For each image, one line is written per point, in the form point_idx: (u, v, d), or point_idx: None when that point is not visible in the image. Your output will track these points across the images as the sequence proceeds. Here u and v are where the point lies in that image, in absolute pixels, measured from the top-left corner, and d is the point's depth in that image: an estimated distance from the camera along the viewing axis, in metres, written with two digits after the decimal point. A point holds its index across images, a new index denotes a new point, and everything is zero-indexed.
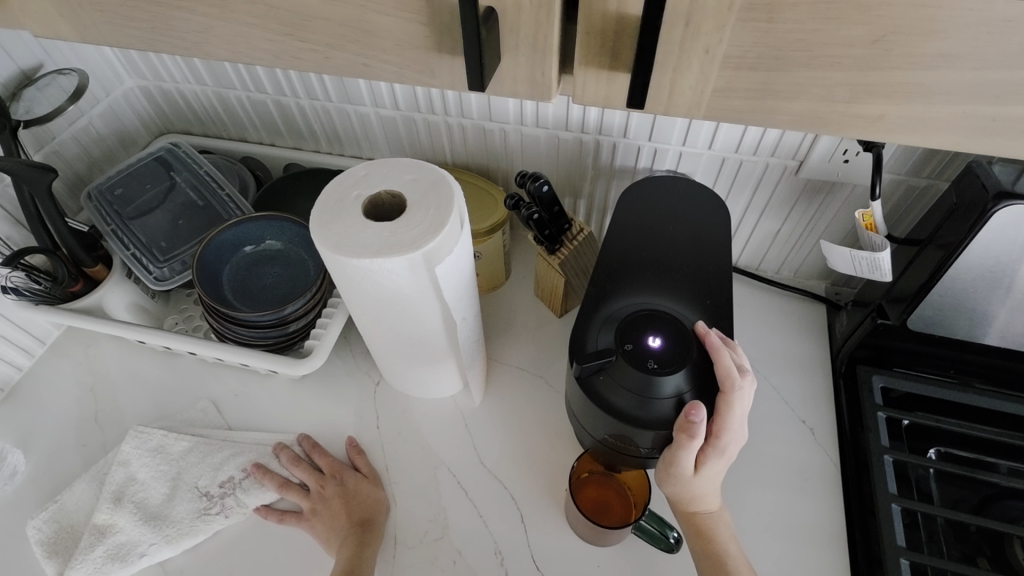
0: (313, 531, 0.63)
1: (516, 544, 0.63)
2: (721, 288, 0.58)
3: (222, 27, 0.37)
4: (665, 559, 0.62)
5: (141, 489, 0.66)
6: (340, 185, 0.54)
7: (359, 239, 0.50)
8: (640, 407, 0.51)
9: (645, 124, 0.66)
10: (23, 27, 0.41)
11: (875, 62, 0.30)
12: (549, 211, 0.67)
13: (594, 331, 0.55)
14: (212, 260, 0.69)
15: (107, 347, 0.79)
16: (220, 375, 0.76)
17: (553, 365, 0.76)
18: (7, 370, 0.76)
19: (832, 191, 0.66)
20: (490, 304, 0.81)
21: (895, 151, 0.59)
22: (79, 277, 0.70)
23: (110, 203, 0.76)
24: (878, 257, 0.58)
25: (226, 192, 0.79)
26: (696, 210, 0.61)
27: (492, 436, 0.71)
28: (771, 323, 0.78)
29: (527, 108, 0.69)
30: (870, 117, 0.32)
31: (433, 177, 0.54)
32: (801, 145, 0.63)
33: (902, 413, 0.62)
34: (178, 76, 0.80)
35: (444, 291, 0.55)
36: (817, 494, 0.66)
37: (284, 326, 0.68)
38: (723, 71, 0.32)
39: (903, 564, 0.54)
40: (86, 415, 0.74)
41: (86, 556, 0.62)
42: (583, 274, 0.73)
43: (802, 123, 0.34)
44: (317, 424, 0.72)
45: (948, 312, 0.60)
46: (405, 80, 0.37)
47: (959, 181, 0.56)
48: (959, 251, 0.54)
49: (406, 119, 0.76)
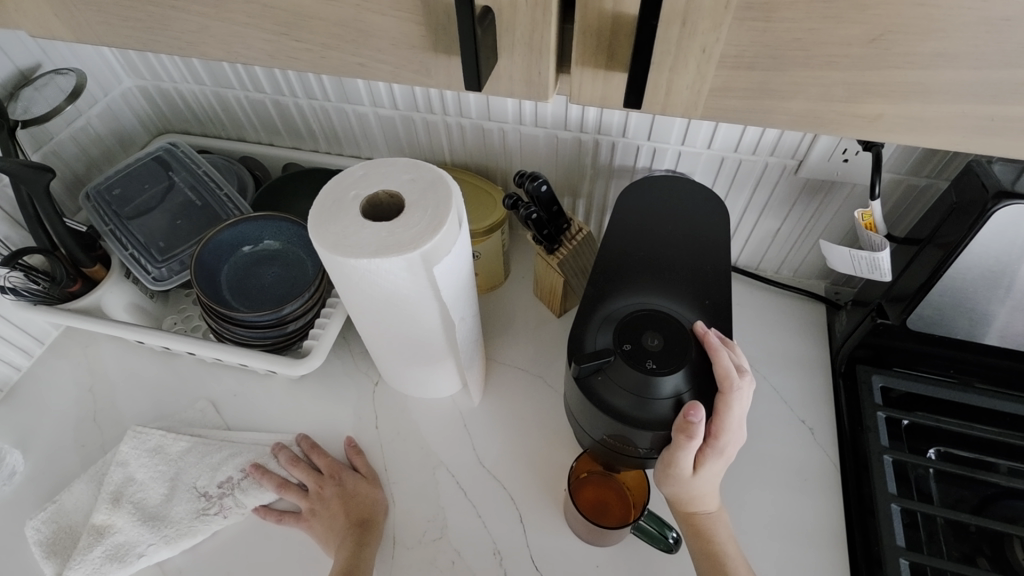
0: (312, 531, 0.63)
1: (515, 544, 0.63)
2: (721, 288, 0.57)
3: (218, 27, 0.37)
4: (664, 559, 0.62)
5: (139, 489, 0.66)
6: (339, 185, 0.54)
7: (357, 239, 0.50)
8: (638, 407, 0.51)
9: (644, 123, 0.66)
10: (18, 27, 0.41)
11: (873, 61, 0.30)
12: (548, 211, 0.67)
13: (592, 331, 0.55)
14: (210, 260, 0.69)
15: (106, 347, 0.79)
16: (218, 375, 0.76)
17: (552, 365, 0.76)
18: (5, 371, 0.76)
19: (831, 190, 0.66)
20: (489, 304, 0.81)
21: (895, 150, 0.59)
22: (78, 277, 0.70)
23: (108, 203, 0.76)
24: (877, 257, 0.58)
25: (224, 192, 0.79)
26: (696, 209, 0.61)
27: (491, 437, 0.71)
28: (770, 323, 0.78)
29: (526, 107, 0.69)
30: (868, 117, 0.32)
31: (431, 177, 0.54)
32: (800, 144, 0.63)
33: (902, 413, 0.62)
34: (176, 76, 0.79)
35: (442, 291, 0.54)
36: (817, 494, 0.65)
37: (282, 326, 0.68)
38: (720, 71, 0.32)
39: (903, 564, 0.54)
40: (84, 416, 0.74)
41: (84, 557, 0.62)
42: (582, 273, 0.73)
43: (800, 122, 0.34)
44: (316, 424, 0.72)
45: (948, 312, 0.60)
46: (401, 80, 0.37)
47: (959, 180, 0.56)
48: (959, 251, 0.54)
49: (404, 119, 0.75)
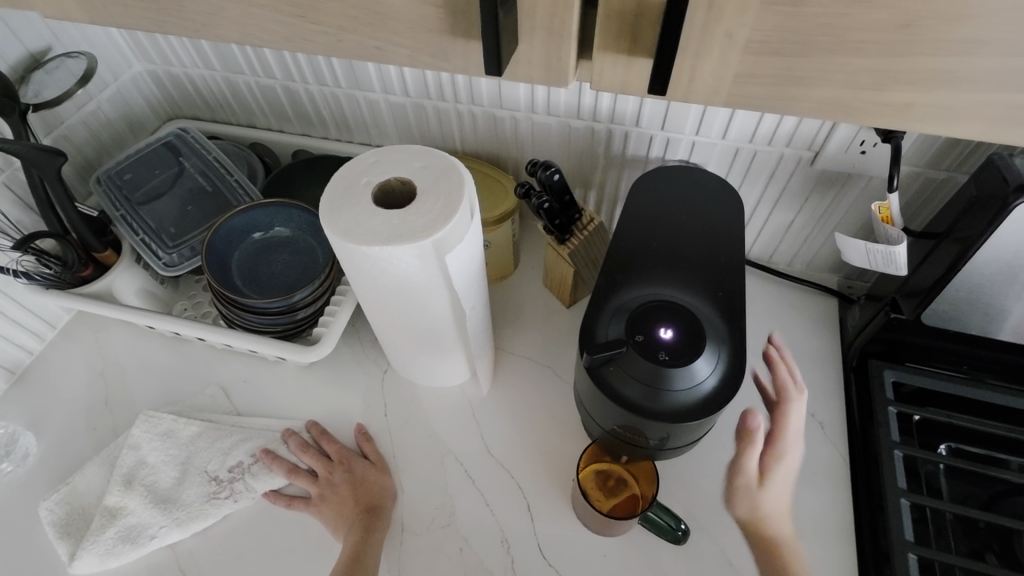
0: (321, 516, 0.64)
1: (522, 532, 0.64)
2: (736, 281, 0.57)
3: (232, 9, 0.36)
4: (671, 551, 0.62)
5: (151, 472, 0.67)
6: (350, 171, 0.54)
7: (367, 226, 0.50)
8: (649, 398, 0.51)
9: (659, 111, 0.65)
10: (31, 8, 0.41)
11: (904, 47, 0.29)
12: (560, 200, 0.66)
13: (604, 320, 0.55)
14: (220, 247, 0.69)
15: (118, 331, 0.80)
16: (229, 361, 0.77)
17: (561, 354, 0.76)
18: (18, 353, 0.76)
19: (847, 182, 0.65)
20: (498, 296, 0.81)
21: (915, 140, 0.58)
22: (89, 262, 0.70)
23: (119, 188, 0.76)
24: (894, 249, 0.57)
25: (235, 177, 0.78)
26: (710, 200, 0.61)
27: (499, 426, 0.71)
28: (781, 317, 0.77)
29: (539, 94, 0.68)
30: (895, 104, 0.32)
31: (443, 164, 0.54)
32: (817, 134, 0.62)
33: (913, 408, 0.62)
34: (186, 61, 0.79)
35: (453, 280, 0.54)
36: (824, 488, 0.65)
37: (292, 313, 0.69)
38: (744, 57, 0.31)
39: (911, 559, 0.54)
40: (96, 399, 0.75)
41: (98, 538, 0.63)
42: (593, 264, 0.73)
43: (823, 111, 0.33)
44: (325, 411, 0.73)
45: (962, 307, 0.60)
46: (417, 64, 0.37)
47: (979, 173, 0.55)
48: (978, 245, 0.53)
49: (415, 106, 0.75)
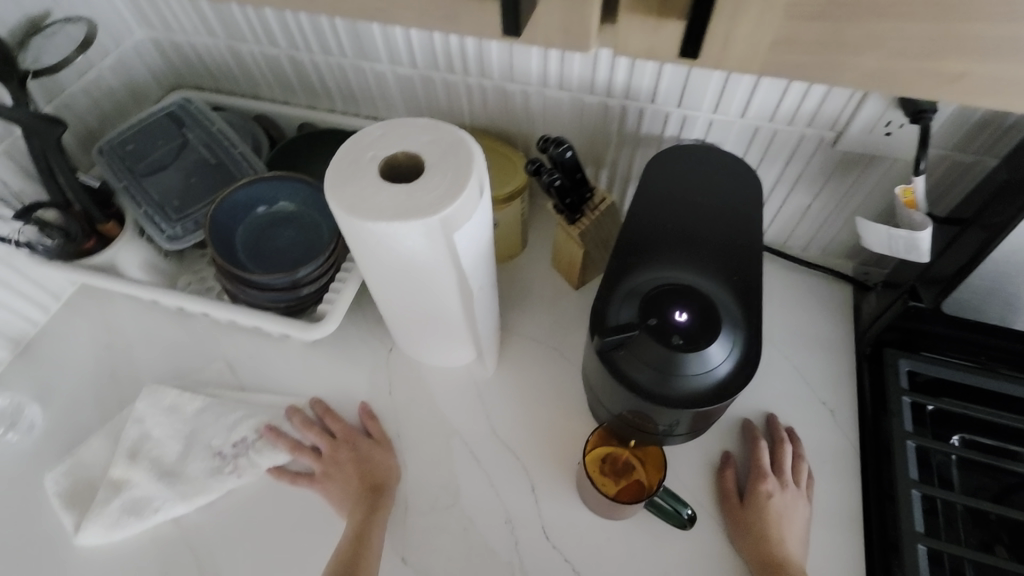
0: (325, 493, 0.64)
1: (525, 513, 0.63)
2: (752, 264, 0.55)
3: None
4: (677, 535, 0.62)
5: (156, 446, 0.67)
6: (356, 145, 0.52)
7: (373, 202, 0.48)
8: (660, 383, 0.50)
9: (676, 86, 0.63)
10: None
11: (961, 10, 0.27)
12: (571, 178, 0.64)
13: (616, 303, 0.54)
14: (223, 221, 0.68)
15: (122, 304, 0.79)
16: (234, 337, 0.76)
17: (568, 336, 0.74)
18: (23, 325, 0.76)
19: (870, 164, 0.63)
20: (506, 275, 0.79)
21: (945, 119, 0.55)
22: (92, 234, 0.69)
23: (121, 159, 0.74)
24: (917, 236, 0.55)
25: (239, 150, 0.77)
26: (727, 180, 0.58)
27: (504, 407, 0.70)
28: (795, 302, 0.76)
29: (551, 67, 0.65)
30: (944, 75, 0.30)
31: (451, 138, 0.52)
32: (841, 113, 0.59)
33: (928, 399, 0.60)
34: (189, 27, 0.77)
35: (461, 258, 0.53)
36: (833, 476, 0.64)
37: (296, 290, 0.67)
38: (783, 21, 0.29)
39: (920, 550, 0.53)
40: (101, 372, 0.75)
41: (104, 509, 0.63)
42: (603, 245, 0.71)
43: (864, 82, 0.31)
44: (330, 389, 0.72)
45: (984, 294, 0.58)
46: (432, 27, 0.35)
47: (1011, 156, 0.52)
48: (1006, 233, 0.51)
49: (423, 78, 0.73)
